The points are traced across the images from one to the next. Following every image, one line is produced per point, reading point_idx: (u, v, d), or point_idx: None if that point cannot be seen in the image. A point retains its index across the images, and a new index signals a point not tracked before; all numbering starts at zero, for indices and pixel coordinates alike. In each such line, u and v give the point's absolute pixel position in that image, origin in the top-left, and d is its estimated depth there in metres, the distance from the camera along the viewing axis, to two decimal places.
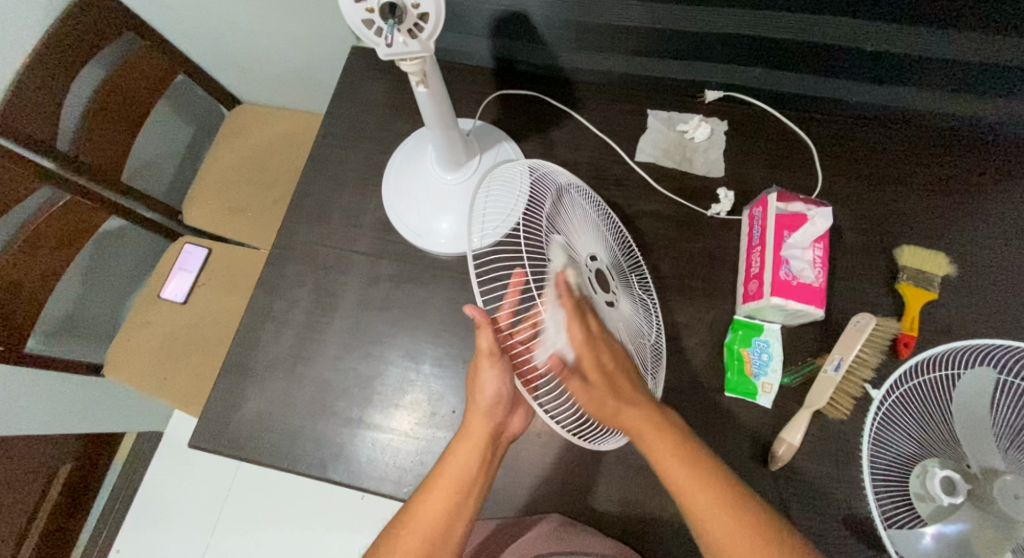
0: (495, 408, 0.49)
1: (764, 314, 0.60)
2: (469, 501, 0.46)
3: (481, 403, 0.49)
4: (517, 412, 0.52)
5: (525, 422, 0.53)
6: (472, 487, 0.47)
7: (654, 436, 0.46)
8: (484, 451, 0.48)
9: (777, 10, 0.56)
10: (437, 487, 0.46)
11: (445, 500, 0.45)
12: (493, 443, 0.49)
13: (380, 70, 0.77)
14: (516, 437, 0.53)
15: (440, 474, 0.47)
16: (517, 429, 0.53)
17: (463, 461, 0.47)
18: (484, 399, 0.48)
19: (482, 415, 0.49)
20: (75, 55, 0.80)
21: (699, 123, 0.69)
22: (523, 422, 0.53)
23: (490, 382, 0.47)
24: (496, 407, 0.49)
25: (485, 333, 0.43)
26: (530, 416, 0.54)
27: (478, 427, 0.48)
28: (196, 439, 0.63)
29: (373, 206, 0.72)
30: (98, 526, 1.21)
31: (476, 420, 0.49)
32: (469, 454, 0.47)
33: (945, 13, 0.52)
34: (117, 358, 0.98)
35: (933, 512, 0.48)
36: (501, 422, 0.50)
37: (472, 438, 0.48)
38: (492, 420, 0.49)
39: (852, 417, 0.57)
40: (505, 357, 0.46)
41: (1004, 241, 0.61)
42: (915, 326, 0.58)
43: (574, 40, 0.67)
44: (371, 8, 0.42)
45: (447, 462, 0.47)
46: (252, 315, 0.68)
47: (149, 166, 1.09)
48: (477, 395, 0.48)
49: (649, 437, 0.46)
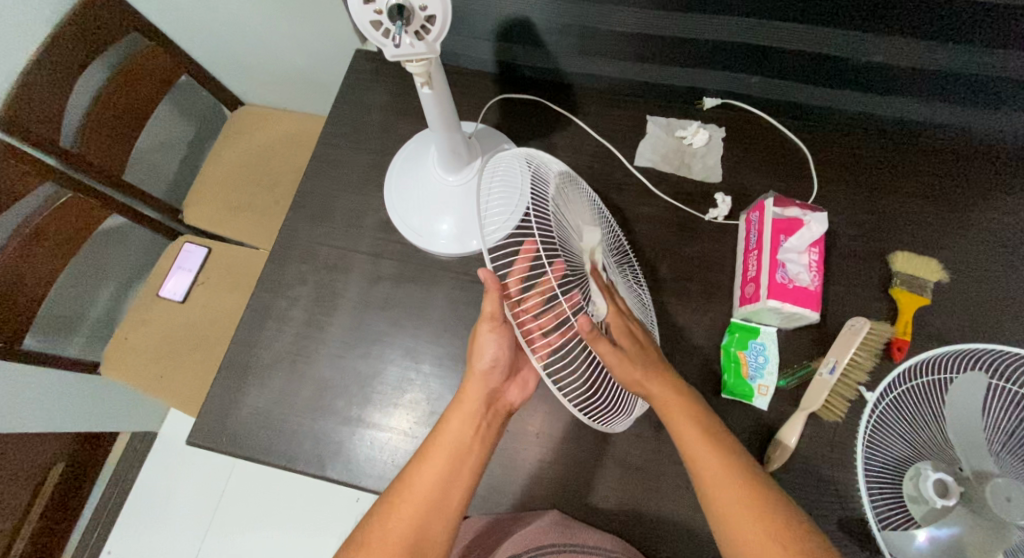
0: (493, 372, 0.50)
1: (760, 317, 0.61)
2: (463, 471, 0.46)
3: (479, 367, 0.49)
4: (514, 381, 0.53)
5: (524, 395, 0.53)
6: (466, 457, 0.47)
7: (674, 408, 0.48)
8: (478, 418, 0.49)
9: (773, 20, 0.57)
10: (430, 458, 0.46)
11: (439, 467, 0.46)
12: (487, 409, 0.50)
13: (383, 72, 0.78)
14: (514, 409, 0.53)
15: (435, 444, 0.47)
16: (516, 399, 0.53)
17: (458, 430, 0.47)
18: (480, 363, 0.49)
19: (478, 379, 0.49)
20: (81, 53, 0.80)
21: (698, 129, 0.71)
22: (521, 393, 0.53)
23: (488, 345, 0.49)
24: (492, 372, 0.50)
25: (492, 297, 0.44)
26: (532, 385, 0.54)
27: (473, 393, 0.49)
28: (193, 435, 0.63)
29: (374, 206, 0.72)
30: (91, 526, 1.20)
31: (473, 385, 0.49)
32: (462, 422, 0.48)
33: (940, 30, 0.53)
34: (114, 357, 0.97)
35: (925, 514, 0.48)
36: (497, 389, 0.50)
37: (466, 405, 0.49)
38: (488, 384, 0.50)
39: (847, 420, 0.58)
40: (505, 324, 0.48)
41: (996, 248, 0.63)
42: (909, 330, 0.59)
43: (575, 44, 0.68)
44: (380, 10, 0.44)
45: (441, 431, 0.48)
46: (253, 311, 0.69)
47: (152, 165, 1.10)
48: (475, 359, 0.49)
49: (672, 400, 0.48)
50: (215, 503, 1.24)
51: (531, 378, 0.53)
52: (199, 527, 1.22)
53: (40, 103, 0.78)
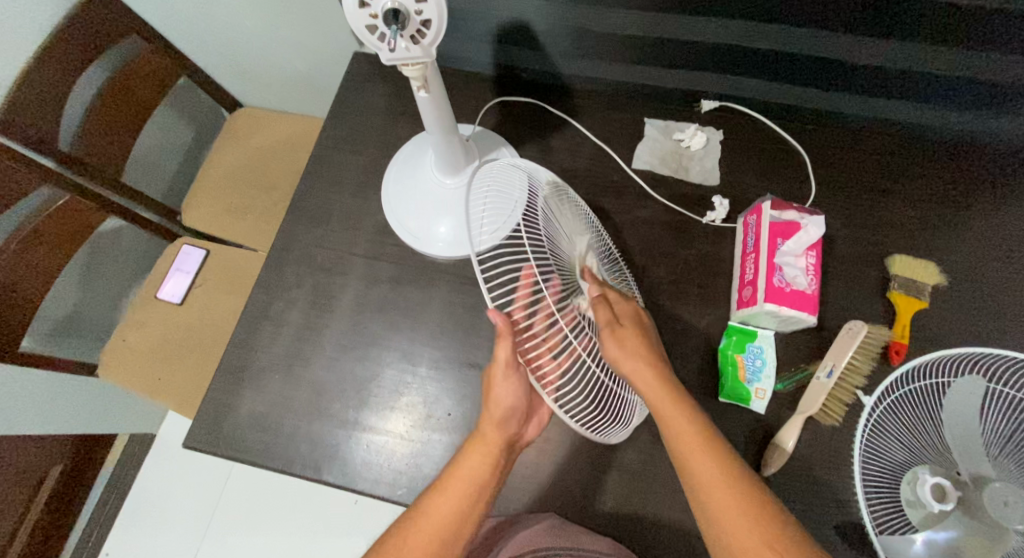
0: (512, 416, 0.49)
1: (757, 320, 0.60)
2: (478, 510, 0.46)
3: (496, 412, 0.49)
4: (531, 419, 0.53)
5: (539, 430, 0.54)
6: (483, 495, 0.46)
7: (660, 389, 0.47)
8: (498, 457, 0.48)
9: (770, 23, 0.57)
10: (446, 493, 0.46)
11: (454, 505, 0.45)
12: (506, 449, 0.49)
13: (380, 74, 0.78)
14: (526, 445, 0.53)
15: (451, 479, 0.46)
16: (531, 436, 0.53)
17: (477, 467, 0.47)
18: (500, 406, 0.49)
19: (498, 421, 0.49)
20: (79, 55, 0.80)
21: (696, 132, 0.71)
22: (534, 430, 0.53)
23: (507, 390, 0.49)
24: (511, 416, 0.49)
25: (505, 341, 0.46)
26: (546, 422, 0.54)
27: (495, 432, 0.48)
28: (190, 438, 0.63)
29: (371, 208, 0.72)
30: (89, 527, 1.20)
31: (493, 425, 0.49)
32: (483, 461, 0.47)
33: (937, 33, 0.53)
34: (113, 359, 0.97)
35: (923, 519, 0.47)
36: (515, 432, 0.50)
37: (486, 443, 0.48)
38: (508, 427, 0.49)
39: (844, 423, 0.58)
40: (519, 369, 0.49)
41: (993, 252, 0.63)
42: (906, 334, 0.60)
43: (573, 47, 0.68)
44: (375, 14, 0.43)
45: (459, 467, 0.47)
46: (250, 314, 0.69)
47: (150, 167, 1.10)
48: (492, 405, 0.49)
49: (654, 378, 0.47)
50: (214, 504, 1.24)
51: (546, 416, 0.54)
52: (198, 528, 1.22)
53: (38, 106, 0.78)
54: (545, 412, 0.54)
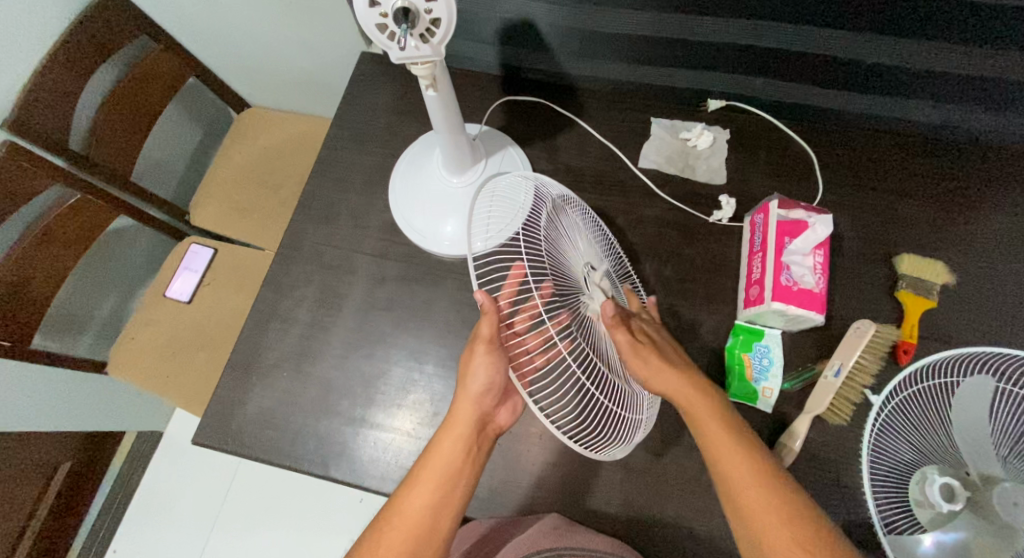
0: (485, 396, 0.50)
1: (765, 319, 0.60)
2: (453, 496, 0.47)
3: (471, 390, 0.49)
4: (506, 404, 0.54)
5: (514, 415, 0.54)
6: (457, 481, 0.47)
7: (701, 408, 0.48)
8: (469, 441, 0.49)
9: (778, 21, 0.57)
10: (421, 482, 0.47)
11: (429, 494, 0.46)
12: (479, 432, 0.50)
13: (389, 74, 0.79)
14: (502, 430, 0.54)
15: (424, 470, 0.47)
16: (505, 422, 0.54)
17: (448, 453, 0.48)
18: (475, 384, 0.49)
19: (471, 401, 0.49)
20: (91, 56, 0.82)
21: (703, 131, 0.71)
22: (511, 416, 0.54)
23: (481, 368, 0.48)
24: (485, 395, 0.50)
25: (488, 319, 0.46)
26: (520, 409, 0.55)
27: (465, 415, 0.49)
28: (197, 435, 0.63)
29: (379, 206, 0.73)
30: (97, 524, 1.21)
31: (464, 406, 0.49)
32: (453, 445, 0.48)
33: (946, 31, 0.53)
34: (121, 357, 0.98)
35: (931, 519, 0.48)
36: (488, 410, 0.51)
37: (457, 427, 0.49)
38: (479, 407, 0.50)
39: (852, 423, 0.57)
40: (502, 346, 0.49)
41: (1002, 252, 0.62)
42: (915, 333, 0.59)
43: (580, 47, 0.68)
44: (385, 13, 0.44)
45: (432, 455, 0.48)
46: (259, 311, 0.69)
47: (159, 166, 1.11)
48: (467, 381, 0.49)
49: (706, 417, 0.47)
50: (219, 502, 1.24)
51: (520, 402, 0.55)
52: (202, 528, 1.22)
53: (50, 108, 0.79)
54: (518, 400, 0.55)
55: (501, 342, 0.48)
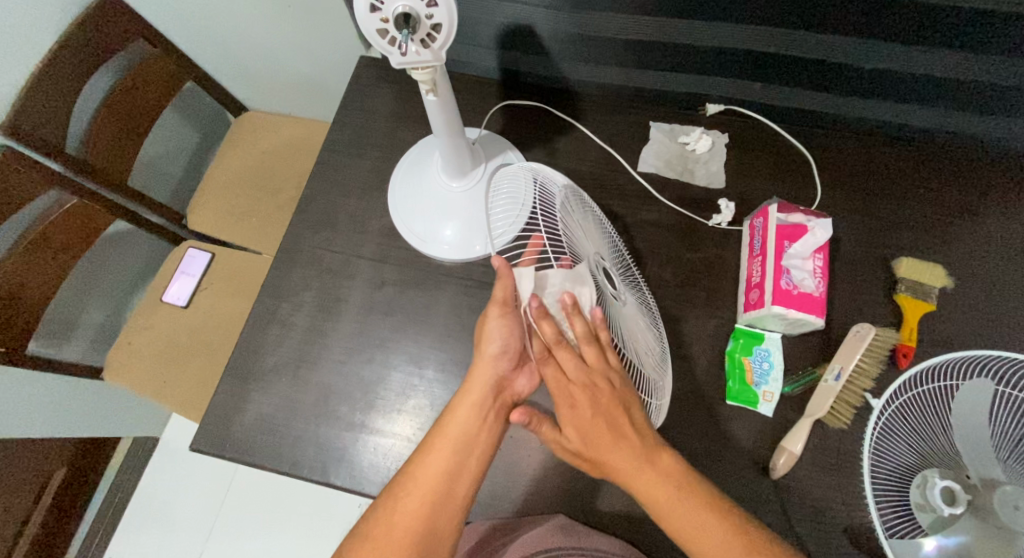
0: (501, 359, 0.51)
1: (765, 322, 0.60)
2: (469, 460, 0.47)
3: (488, 353, 0.50)
4: (523, 372, 0.53)
5: (532, 384, 0.53)
6: (474, 444, 0.48)
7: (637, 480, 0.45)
8: (484, 407, 0.49)
9: (775, 26, 0.57)
10: (436, 447, 0.47)
11: (445, 459, 0.46)
12: (494, 398, 0.50)
13: (388, 77, 0.79)
14: (520, 399, 0.53)
15: (439, 437, 0.48)
16: (524, 390, 0.53)
17: (464, 418, 0.48)
18: (491, 348, 0.50)
19: (486, 365, 0.50)
20: (89, 61, 0.81)
21: (701, 135, 0.71)
22: (529, 384, 0.53)
23: (497, 331, 0.50)
24: (501, 358, 0.51)
25: (504, 282, 0.48)
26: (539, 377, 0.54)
27: (480, 379, 0.50)
28: (194, 442, 0.63)
29: (378, 211, 0.73)
30: (92, 532, 1.20)
31: (479, 370, 0.50)
32: (470, 411, 0.49)
33: (944, 36, 0.53)
34: (117, 362, 0.97)
35: (932, 522, 0.47)
36: (504, 376, 0.51)
37: (472, 393, 0.50)
38: (495, 370, 0.51)
39: (853, 428, 0.58)
40: (516, 312, 0.50)
41: (999, 256, 0.62)
42: (914, 336, 0.59)
43: (579, 52, 0.69)
44: (386, 18, 0.44)
45: (448, 421, 0.48)
46: (257, 316, 0.69)
47: (157, 170, 1.10)
48: (484, 345, 0.51)
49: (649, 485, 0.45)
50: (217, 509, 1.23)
51: (538, 368, 0.54)
52: (198, 534, 1.21)
53: (45, 113, 0.78)
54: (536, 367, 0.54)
55: (515, 308, 0.50)
